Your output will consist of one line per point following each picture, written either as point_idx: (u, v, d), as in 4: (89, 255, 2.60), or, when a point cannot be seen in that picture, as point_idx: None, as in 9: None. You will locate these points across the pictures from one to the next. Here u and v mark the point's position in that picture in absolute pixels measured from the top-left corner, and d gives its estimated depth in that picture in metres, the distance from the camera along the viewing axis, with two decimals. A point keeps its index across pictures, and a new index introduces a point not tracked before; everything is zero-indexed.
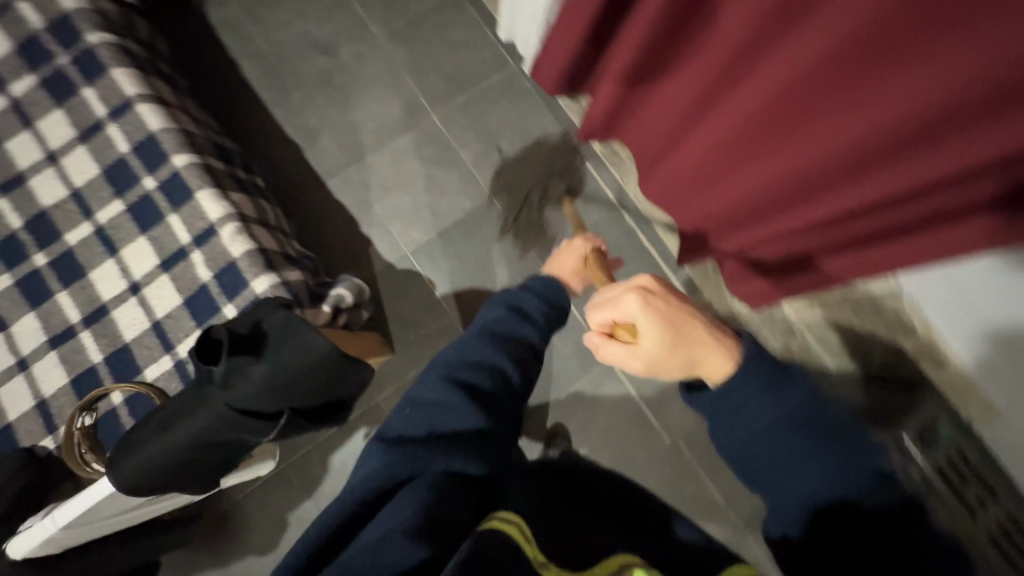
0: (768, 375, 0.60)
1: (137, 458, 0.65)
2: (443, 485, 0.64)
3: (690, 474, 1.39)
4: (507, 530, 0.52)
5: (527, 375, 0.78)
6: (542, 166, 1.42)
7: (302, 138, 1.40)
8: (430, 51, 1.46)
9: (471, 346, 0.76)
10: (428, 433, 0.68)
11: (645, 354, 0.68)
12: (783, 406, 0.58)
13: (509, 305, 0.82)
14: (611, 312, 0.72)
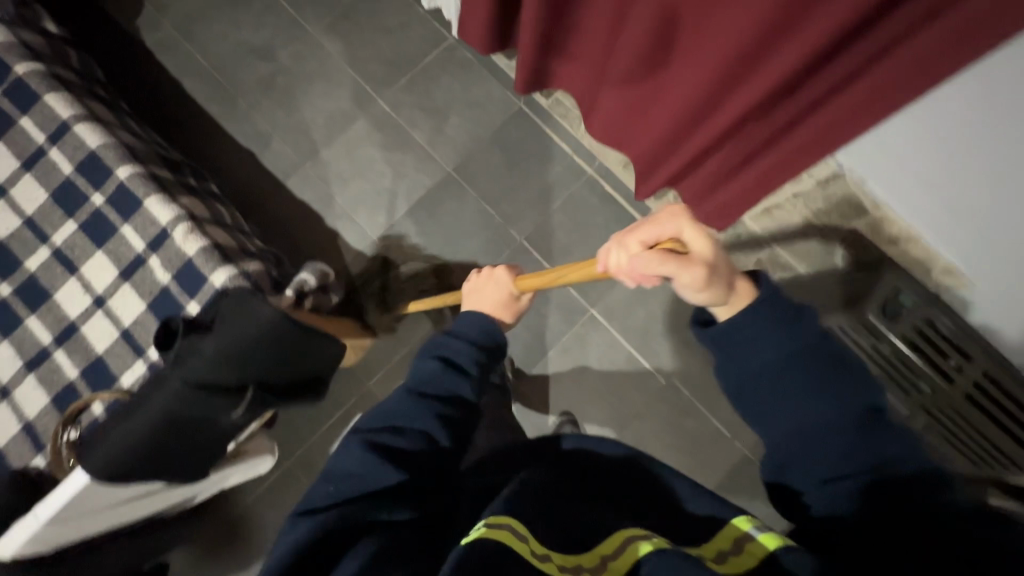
0: (773, 313, 0.63)
1: (109, 446, 0.67)
2: (384, 544, 0.64)
3: (689, 408, 1.40)
4: (495, 534, 0.55)
5: (462, 419, 0.78)
6: (493, 133, 1.43)
7: (254, 143, 1.42)
8: (366, 38, 1.47)
9: (398, 408, 0.76)
10: (361, 492, 0.69)
11: (701, 262, 0.63)
12: (794, 340, 0.62)
13: (438, 355, 0.80)
14: (658, 230, 0.67)
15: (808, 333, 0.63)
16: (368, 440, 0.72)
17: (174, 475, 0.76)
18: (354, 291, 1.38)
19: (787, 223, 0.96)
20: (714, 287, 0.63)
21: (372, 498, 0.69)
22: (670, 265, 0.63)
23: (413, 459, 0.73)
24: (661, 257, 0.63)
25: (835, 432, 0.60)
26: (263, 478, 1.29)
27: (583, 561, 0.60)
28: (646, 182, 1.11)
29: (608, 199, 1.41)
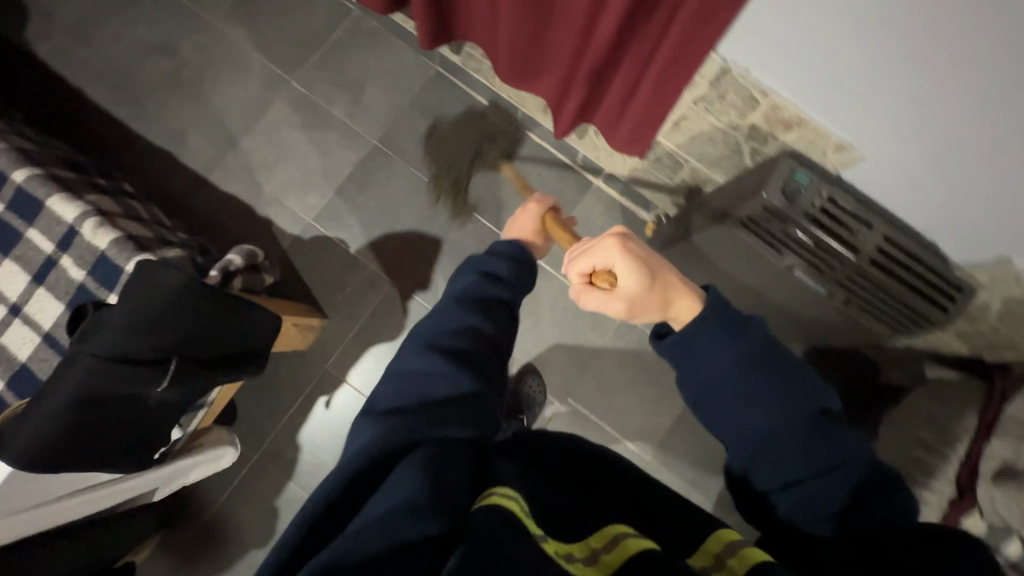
0: (728, 326, 0.60)
1: (25, 432, 0.64)
2: (442, 457, 0.54)
3: (647, 340, 1.42)
4: (505, 505, 0.47)
5: (504, 321, 0.75)
6: (412, 98, 1.43)
7: (170, 142, 1.38)
8: (269, 20, 1.44)
9: (447, 316, 0.72)
10: (421, 403, 0.61)
11: (624, 297, 0.69)
12: (738, 349, 0.59)
13: (478, 271, 0.78)
14: (593, 261, 0.72)
15: (765, 346, 0.60)
16: (427, 344, 0.68)
17: (110, 462, 0.74)
18: (296, 276, 1.37)
19: (696, 133, 0.99)
20: (645, 313, 0.69)
21: (431, 403, 0.61)
22: (597, 300, 0.72)
23: (466, 364, 0.66)
24: (588, 293, 0.73)
25: (796, 444, 0.57)
26: (233, 474, 1.28)
27: (574, 551, 0.49)
28: (560, 119, 1.14)
29: (536, 147, 1.42)
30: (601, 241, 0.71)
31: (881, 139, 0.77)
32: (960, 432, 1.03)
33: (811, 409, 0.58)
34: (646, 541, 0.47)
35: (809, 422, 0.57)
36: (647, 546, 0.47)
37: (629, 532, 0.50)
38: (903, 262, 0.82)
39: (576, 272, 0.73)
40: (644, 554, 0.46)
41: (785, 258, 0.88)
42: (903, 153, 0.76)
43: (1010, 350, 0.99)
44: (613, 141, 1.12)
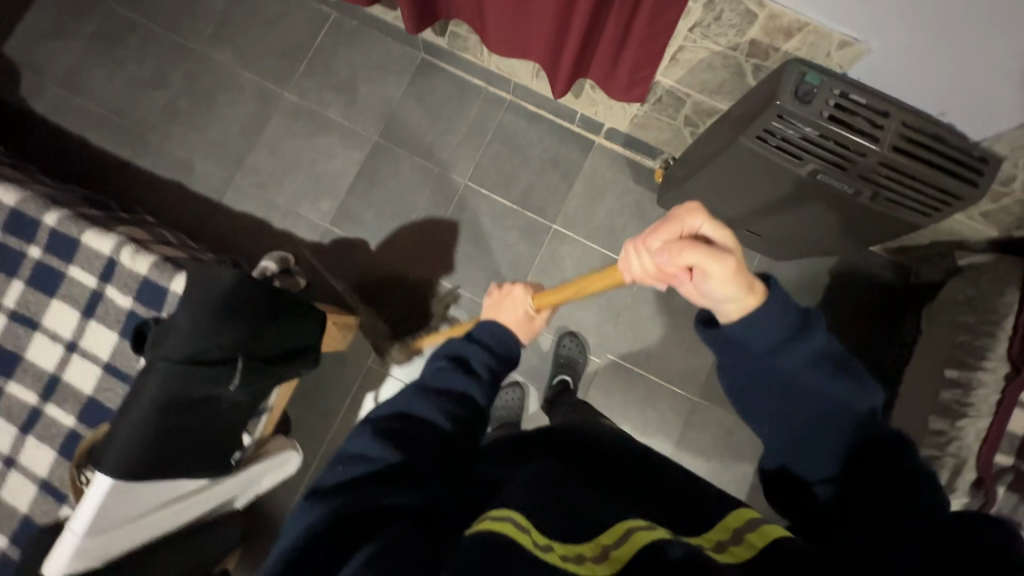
0: (785, 319, 0.58)
1: (117, 444, 0.68)
2: (394, 527, 0.52)
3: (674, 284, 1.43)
4: (498, 530, 0.46)
5: (469, 415, 0.71)
6: (404, 88, 1.45)
7: (179, 172, 1.40)
8: (252, 37, 1.45)
9: (405, 402, 0.70)
10: (363, 476, 0.59)
11: (732, 253, 0.57)
12: (804, 350, 0.58)
13: (448, 355, 0.76)
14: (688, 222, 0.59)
15: (820, 347, 0.58)
16: (382, 427, 0.65)
17: (190, 469, 0.77)
18: (323, 281, 1.39)
19: (695, 62, 1.00)
20: (735, 283, 0.57)
21: (375, 479, 0.58)
22: (698, 255, 0.56)
23: (418, 446, 0.64)
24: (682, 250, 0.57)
25: (822, 434, 0.59)
26: (298, 480, 1.31)
27: (584, 551, 0.48)
28: (556, 77, 1.15)
29: (533, 115, 1.44)
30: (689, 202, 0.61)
31: (885, 28, 0.78)
32: (1002, 309, 1.03)
33: (849, 407, 0.58)
34: (656, 532, 0.48)
35: (835, 415, 0.58)
36: (659, 536, 0.47)
37: (642, 524, 0.50)
38: (927, 144, 0.82)
39: (659, 237, 0.60)
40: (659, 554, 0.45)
41: (807, 163, 0.88)
42: (907, 38, 0.78)
43: None
44: (613, 91, 1.13)
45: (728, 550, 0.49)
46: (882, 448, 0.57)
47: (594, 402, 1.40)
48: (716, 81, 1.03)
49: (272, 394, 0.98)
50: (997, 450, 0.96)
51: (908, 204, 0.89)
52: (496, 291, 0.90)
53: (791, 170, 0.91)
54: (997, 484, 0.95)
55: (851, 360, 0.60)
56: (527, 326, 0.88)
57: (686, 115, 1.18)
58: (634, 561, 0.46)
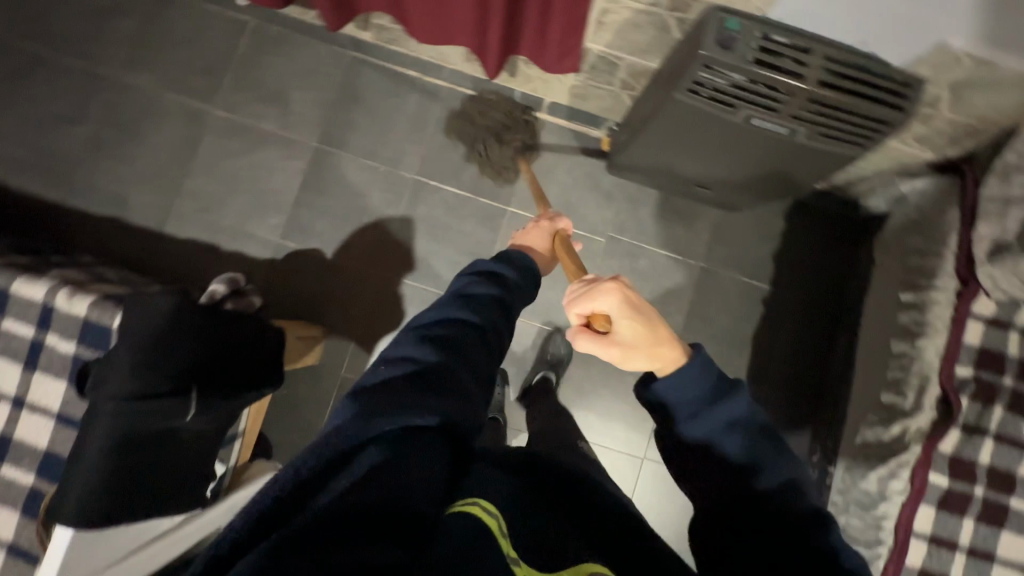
0: (704, 378, 0.60)
1: (76, 493, 0.65)
2: (416, 464, 0.50)
3: (638, 250, 1.42)
4: (477, 513, 0.48)
5: (503, 333, 0.70)
6: (338, 90, 1.41)
7: (114, 207, 1.34)
8: (169, 56, 1.39)
9: (443, 308, 0.68)
10: (402, 379, 0.58)
11: (619, 347, 0.64)
12: (717, 411, 0.59)
13: (480, 272, 0.76)
14: (595, 307, 0.65)
15: (743, 411, 0.59)
16: (424, 333, 0.64)
17: (162, 510, 0.75)
18: (284, 297, 1.35)
19: (621, 24, 0.99)
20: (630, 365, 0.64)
21: (414, 386, 0.57)
22: (588, 341, 0.66)
23: (457, 356, 0.62)
24: (577, 335, 0.67)
25: (744, 502, 0.57)
26: None
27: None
28: (487, 58, 1.13)
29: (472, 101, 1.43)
30: (602, 289, 0.64)
31: None
32: (945, 228, 1.06)
33: (767, 471, 0.57)
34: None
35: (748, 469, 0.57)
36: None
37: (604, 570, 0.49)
38: (853, 74, 0.82)
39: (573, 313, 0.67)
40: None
41: (739, 110, 0.89)
42: None
43: (973, 137, 1.03)
44: (545, 64, 1.12)
45: None
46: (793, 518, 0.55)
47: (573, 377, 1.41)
48: (645, 41, 1.02)
49: (244, 412, 0.97)
50: (957, 364, 1.02)
51: (843, 134, 0.90)
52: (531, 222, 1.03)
53: (725, 119, 0.91)
54: (961, 396, 1.01)
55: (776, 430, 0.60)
56: (551, 256, 1.00)
57: (622, 79, 1.17)
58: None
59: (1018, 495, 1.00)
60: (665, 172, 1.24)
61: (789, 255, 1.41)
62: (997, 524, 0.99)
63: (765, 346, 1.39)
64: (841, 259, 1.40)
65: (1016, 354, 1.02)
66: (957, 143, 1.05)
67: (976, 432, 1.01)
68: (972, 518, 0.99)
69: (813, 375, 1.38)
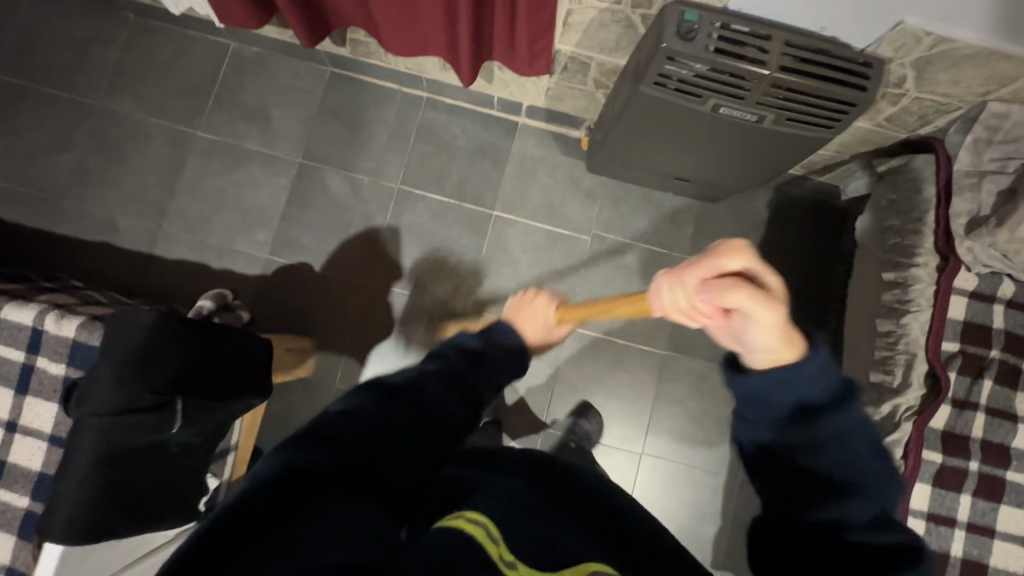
0: (823, 381, 0.56)
1: (61, 508, 0.66)
2: (358, 512, 0.49)
3: (624, 246, 1.43)
4: (471, 530, 0.46)
5: (452, 398, 0.69)
6: (319, 106, 1.44)
7: (103, 232, 1.36)
8: (152, 82, 1.42)
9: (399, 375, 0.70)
10: (338, 431, 0.57)
11: (772, 306, 0.55)
12: (831, 417, 0.56)
13: (453, 346, 0.79)
14: (732, 263, 0.57)
15: (850, 424, 0.56)
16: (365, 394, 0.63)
17: (150, 523, 0.75)
18: (275, 311, 1.37)
19: (587, 23, 1.01)
20: (777, 336, 0.56)
21: (350, 438, 0.56)
22: (745, 296, 0.54)
23: (392, 419, 0.61)
24: (717, 294, 0.56)
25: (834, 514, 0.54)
26: None
27: None
28: (460, 66, 1.15)
29: (451, 109, 1.46)
30: (729, 243, 0.59)
31: None
32: (922, 205, 1.08)
33: (865, 492, 0.54)
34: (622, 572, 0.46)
35: (845, 488, 0.54)
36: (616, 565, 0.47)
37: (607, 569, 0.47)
38: (813, 57, 0.83)
39: (701, 276, 0.59)
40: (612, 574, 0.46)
41: (706, 99, 0.90)
42: None
43: (942, 115, 1.03)
44: (518, 66, 1.14)
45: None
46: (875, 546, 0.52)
47: (567, 375, 1.42)
48: (612, 39, 1.04)
49: (236, 419, 0.97)
50: (943, 340, 1.02)
51: (811, 118, 0.90)
52: (528, 293, 0.99)
53: (694, 109, 0.93)
54: (949, 371, 1.01)
55: (886, 448, 0.57)
56: (545, 339, 0.96)
57: (594, 78, 1.19)
58: None
59: (1015, 468, 0.99)
60: (643, 166, 1.25)
61: (774, 243, 1.43)
62: (995, 498, 0.99)
63: None
64: (825, 244, 1.41)
65: (1001, 326, 1.03)
66: (926, 122, 1.06)
67: (966, 406, 1.01)
68: (969, 493, 0.99)
69: None
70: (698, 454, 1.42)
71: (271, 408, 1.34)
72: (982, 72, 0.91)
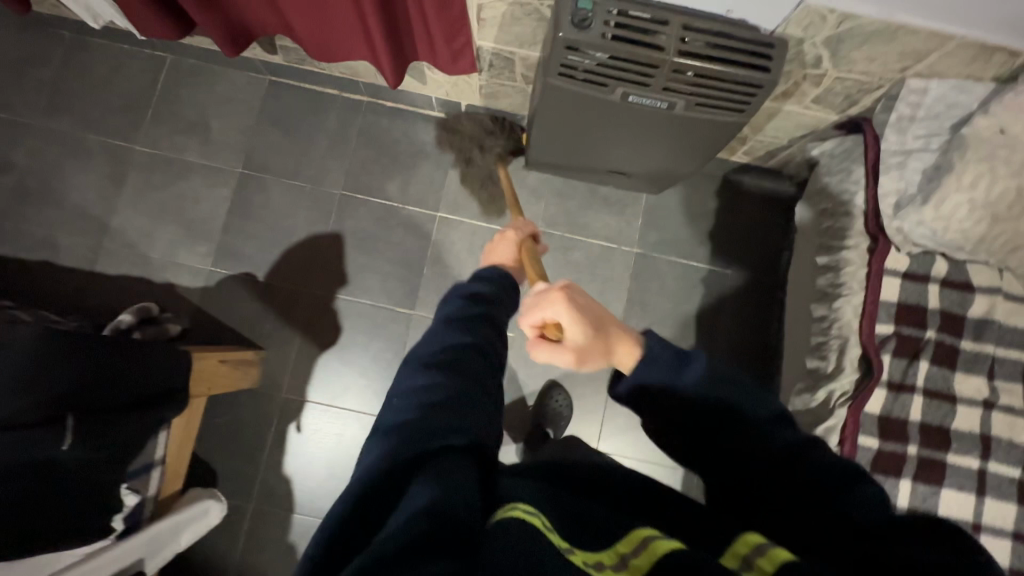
0: (660, 362, 0.62)
1: None
2: (450, 478, 0.49)
3: (570, 242, 1.41)
4: (524, 517, 0.46)
5: (498, 347, 0.68)
6: (259, 116, 1.44)
7: (43, 251, 1.36)
8: (90, 98, 1.42)
9: (437, 336, 0.65)
10: (424, 405, 0.56)
11: (576, 350, 0.67)
12: (691, 383, 0.60)
13: (464, 294, 0.71)
14: (543, 315, 0.68)
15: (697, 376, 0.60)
16: (421, 362, 0.62)
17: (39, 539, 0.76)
18: (217, 323, 1.35)
19: (499, 18, 1.00)
20: (592, 364, 0.68)
21: (435, 409, 0.56)
22: (545, 353, 0.70)
23: (459, 367, 0.61)
24: (537, 347, 0.70)
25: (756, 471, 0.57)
26: (239, 526, 1.28)
27: (604, 559, 0.50)
28: (382, 68, 1.14)
29: (391, 112, 1.45)
30: (546, 296, 0.68)
31: None
32: (853, 185, 1.07)
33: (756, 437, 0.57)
34: (671, 542, 0.48)
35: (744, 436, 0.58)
36: (673, 546, 0.48)
37: (657, 533, 0.51)
38: (714, 41, 0.82)
39: (528, 324, 0.71)
40: (665, 559, 0.47)
41: (613, 88, 0.89)
42: None
43: (867, 94, 1.02)
44: (442, 63, 1.14)
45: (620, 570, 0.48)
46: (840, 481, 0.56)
47: (518, 375, 1.41)
48: (528, 32, 1.03)
49: (163, 431, 0.96)
50: (876, 322, 1.00)
51: (719, 102, 0.89)
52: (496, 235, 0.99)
53: (603, 98, 0.91)
54: (882, 353, 0.99)
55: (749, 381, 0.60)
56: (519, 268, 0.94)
57: (521, 74, 1.18)
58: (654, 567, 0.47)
59: (954, 450, 0.97)
60: (575, 160, 1.23)
61: (722, 232, 1.41)
62: (936, 482, 0.96)
63: (707, 325, 1.37)
64: (773, 231, 1.40)
65: (936, 306, 1.01)
66: (853, 102, 1.04)
67: (902, 390, 0.99)
68: (909, 479, 0.96)
69: (757, 350, 1.36)
70: (654, 450, 1.40)
71: (217, 421, 1.33)
72: (893, 48, 0.90)
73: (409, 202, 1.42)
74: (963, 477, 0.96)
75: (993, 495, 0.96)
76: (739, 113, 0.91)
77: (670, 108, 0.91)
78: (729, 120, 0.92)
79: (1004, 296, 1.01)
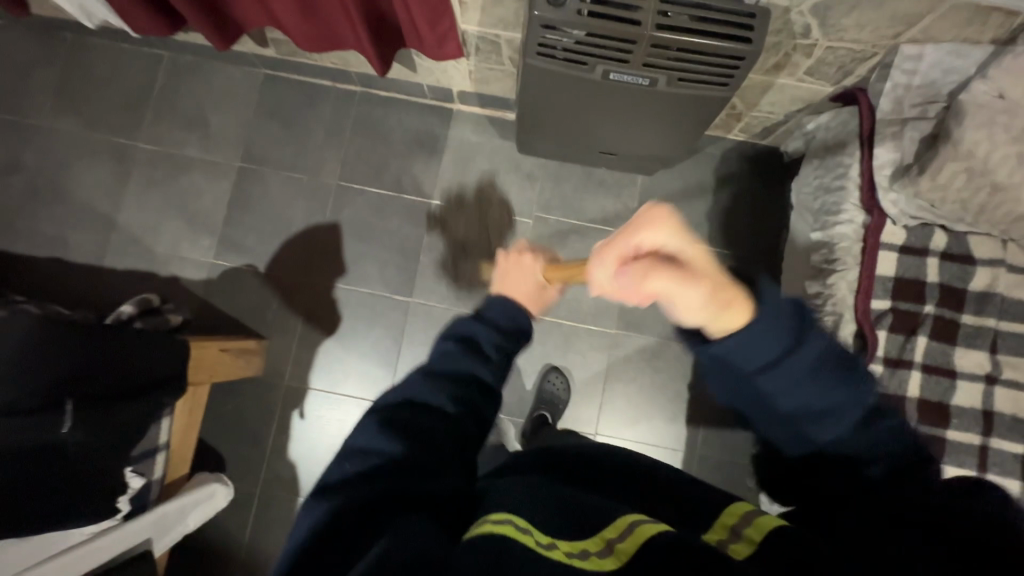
0: (779, 328, 0.56)
1: None
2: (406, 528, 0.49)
3: (565, 226, 1.41)
4: (500, 528, 0.47)
5: (478, 401, 0.67)
6: (255, 109, 1.46)
7: (54, 247, 1.41)
8: (92, 98, 1.46)
9: (413, 390, 0.65)
10: (378, 465, 0.57)
11: (694, 278, 0.57)
12: (807, 353, 0.56)
13: (456, 337, 0.71)
14: (645, 238, 0.60)
15: (812, 346, 0.56)
16: (385, 416, 0.62)
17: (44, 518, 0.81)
18: (220, 314, 1.39)
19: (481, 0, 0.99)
20: (709, 306, 0.57)
21: (389, 470, 0.56)
22: (656, 281, 0.58)
23: (419, 433, 0.60)
24: (645, 273, 0.58)
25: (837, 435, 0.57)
26: (248, 509, 1.32)
27: (588, 546, 0.48)
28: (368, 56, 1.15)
29: (385, 101, 1.46)
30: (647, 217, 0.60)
31: None
32: (848, 157, 1.05)
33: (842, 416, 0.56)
34: (659, 524, 0.48)
35: (828, 412, 0.56)
36: (661, 527, 0.47)
37: (644, 517, 0.50)
38: (692, 12, 0.80)
39: (623, 254, 0.62)
40: (651, 541, 0.46)
41: (594, 66, 0.88)
42: None
43: (861, 63, 0.99)
44: (428, 49, 1.14)
45: (599, 561, 0.46)
46: (885, 474, 0.55)
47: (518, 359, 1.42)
48: (510, 13, 1.02)
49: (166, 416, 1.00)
50: (872, 298, 0.98)
51: (702, 76, 0.87)
52: (513, 257, 0.89)
53: (584, 77, 0.90)
54: (878, 329, 0.98)
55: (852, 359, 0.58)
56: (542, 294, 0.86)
57: (508, 57, 1.17)
58: (636, 551, 0.46)
59: (955, 427, 0.95)
60: (568, 143, 1.23)
61: (720, 211, 1.38)
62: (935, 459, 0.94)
63: None
64: (773, 209, 1.38)
65: (936, 279, 0.98)
66: (848, 72, 1.01)
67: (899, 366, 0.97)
68: None
69: None
70: (654, 432, 1.40)
71: (224, 408, 1.37)
72: (883, 13, 0.87)
73: (405, 190, 1.43)
74: (963, 454, 0.94)
75: (995, 472, 0.94)
76: (724, 85, 0.89)
77: (654, 85, 0.90)
78: (713, 93, 0.91)
79: (1007, 267, 0.98)
